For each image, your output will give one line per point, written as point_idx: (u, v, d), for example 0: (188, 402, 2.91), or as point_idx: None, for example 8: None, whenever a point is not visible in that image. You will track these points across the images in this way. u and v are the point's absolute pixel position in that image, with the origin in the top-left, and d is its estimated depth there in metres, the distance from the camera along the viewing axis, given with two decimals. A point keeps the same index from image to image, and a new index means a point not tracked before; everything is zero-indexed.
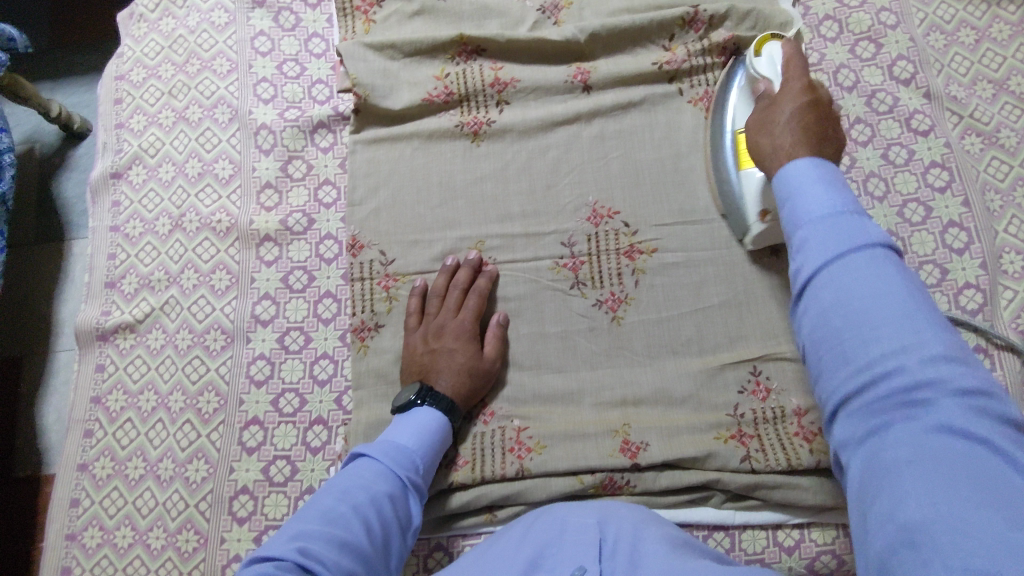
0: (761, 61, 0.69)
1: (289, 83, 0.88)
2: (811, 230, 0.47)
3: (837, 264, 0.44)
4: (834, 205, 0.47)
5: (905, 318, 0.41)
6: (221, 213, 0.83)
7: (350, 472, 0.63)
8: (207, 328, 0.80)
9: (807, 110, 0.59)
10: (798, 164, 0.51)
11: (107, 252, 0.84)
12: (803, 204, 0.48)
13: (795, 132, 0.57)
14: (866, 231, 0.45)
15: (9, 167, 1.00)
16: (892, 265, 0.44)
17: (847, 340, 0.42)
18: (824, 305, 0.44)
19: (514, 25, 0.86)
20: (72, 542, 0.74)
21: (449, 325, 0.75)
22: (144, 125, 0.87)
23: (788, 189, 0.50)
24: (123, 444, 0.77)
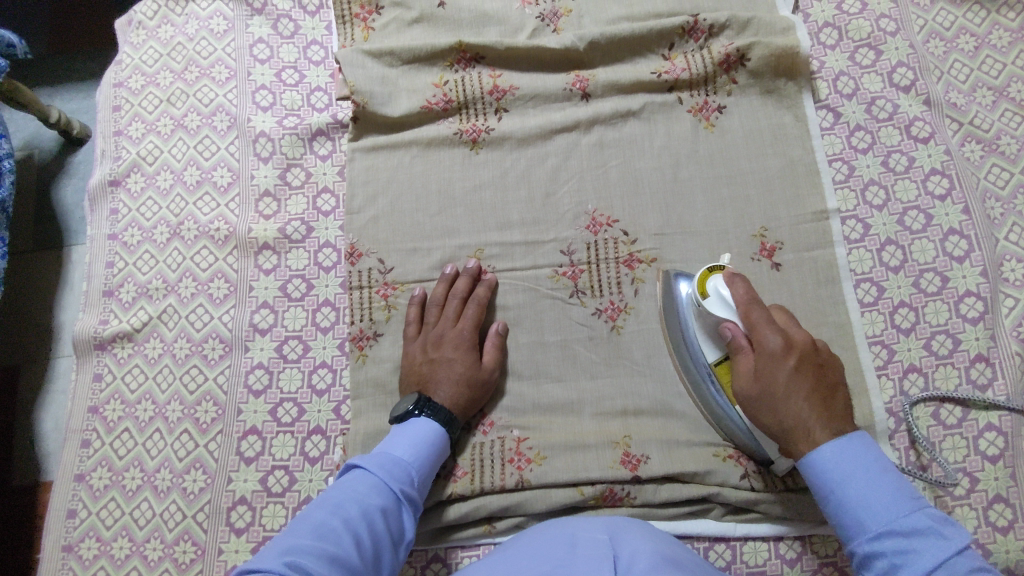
0: (711, 300, 0.68)
1: (288, 90, 0.88)
2: (865, 513, 0.55)
3: (902, 547, 0.52)
4: (891, 504, 0.54)
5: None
6: (220, 221, 0.83)
7: (345, 486, 0.62)
8: (206, 337, 0.79)
9: (806, 371, 0.64)
10: (824, 450, 0.59)
11: (105, 260, 0.83)
12: (842, 490, 0.57)
13: (813, 408, 0.62)
14: (926, 523, 0.52)
15: (8, 173, 1.00)
16: (943, 534, 0.52)
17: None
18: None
19: (513, 32, 0.86)
20: (69, 553, 0.73)
21: (448, 334, 0.74)
22: (143, 133, 0.87)
23: (833, 482, 0.58)
24: (120, 454, 0.77)
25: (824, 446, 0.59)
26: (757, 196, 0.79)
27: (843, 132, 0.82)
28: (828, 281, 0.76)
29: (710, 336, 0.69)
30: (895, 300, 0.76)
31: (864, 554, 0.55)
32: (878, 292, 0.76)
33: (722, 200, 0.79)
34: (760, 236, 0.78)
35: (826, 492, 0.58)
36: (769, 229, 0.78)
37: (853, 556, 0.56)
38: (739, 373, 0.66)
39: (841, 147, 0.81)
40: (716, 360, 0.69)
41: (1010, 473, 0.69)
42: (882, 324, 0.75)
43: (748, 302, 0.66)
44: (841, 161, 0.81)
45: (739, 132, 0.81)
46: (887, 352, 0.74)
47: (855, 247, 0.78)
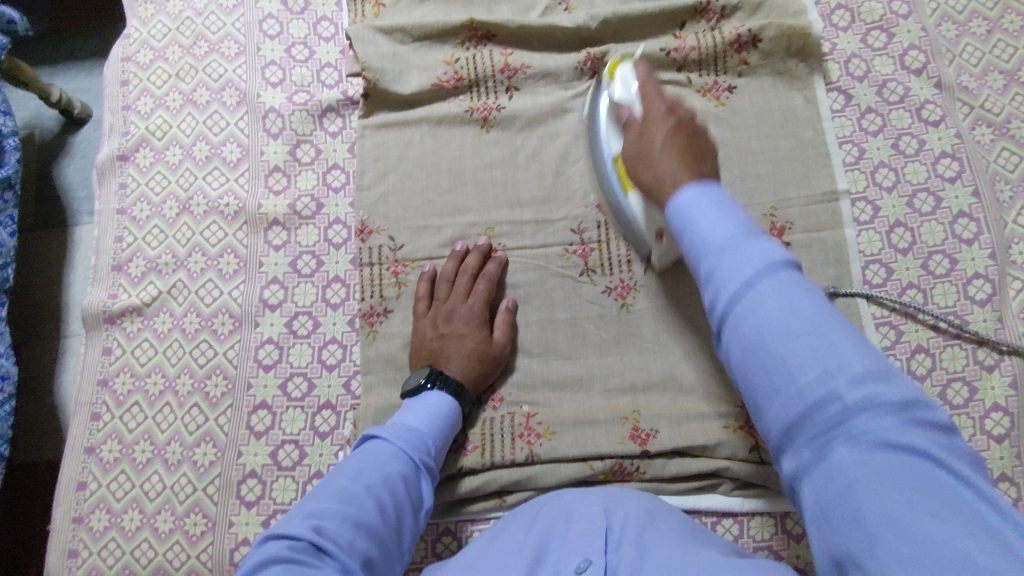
0: (616, 84, 0.71)
1: (297, 66, 0.87)
2: (713, 242, 0.48)
3: (738, 262, 0.46)
4: (734, 231, 0.48)
5: (841, 341, 0.41)
6: (229, 197, 0.83)
7: (363, 453, 0.62)
8: (215, 312, 0.79)
9: (678, 133, 0.63)
10: (685, 194, 0.53)
11: (114, 235, 0.83)
12: (700, 230, 0.50)
13: (679, 156, 0.60)
14: (760, 245, 0.46)
15: (14, 151, 0.99)
16: (795, 284, 0.44)
17: (785, 354, 0.42)
18: (755, 331, 0.44)
19: (525, 10, 0.85)
20: (79, 525, 0.74)
21: (459, 310, 0.74)
22: (151, 108, 0.87)
23: (685, 220, 0.51)
24: (130, 427, 0.77)
25: (679, 190, 0.54)
26: (768, 176, 0.79)
27: (854, 114, 0.82)
28: (837, 261, 0.76)
29: (612, 118, 0.74)
30: (903, 281, 0.76)
31: (703, 275, 0.49)
32: (887, 273, 0.77)
33: (733, 180, 0.79)
34: (770, 216, 0.78)
35: (681, 229, 0.52)
36: (779, 209, 0.78)
37: (698, 278, 0.49)
38: (626, 146, 0.68)
39: (852, 129, 0.81)
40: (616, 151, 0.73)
41: (1015, 452, 0.70)
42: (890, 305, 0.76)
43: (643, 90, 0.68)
44: (852, 144, 0.81)
45: (749, 113, 0.81)
46: (895, 332, 0.75)
47: (864, 228, 0.78)
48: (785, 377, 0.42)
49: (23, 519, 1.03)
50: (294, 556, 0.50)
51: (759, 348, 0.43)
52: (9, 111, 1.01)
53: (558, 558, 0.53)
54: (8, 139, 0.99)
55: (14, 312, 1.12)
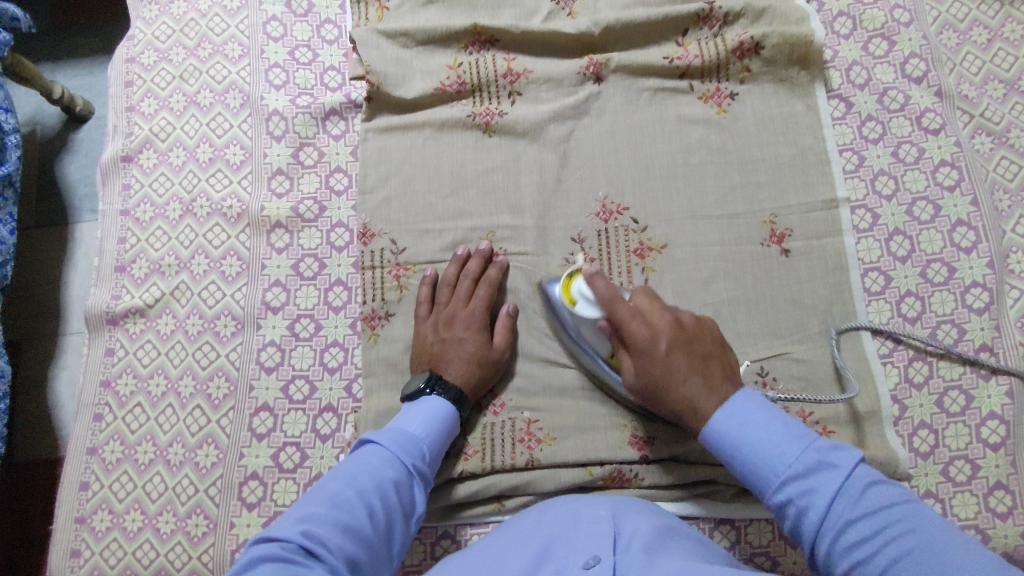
0: (580, 304, 0.70)
1: (301, 69, 0.87)
2: (775, 462, 0.55)
3: (810, 491, 0.53)
4: (799, 451, 0.55)
5: (947, 544, 0.47)
6: (232, 199, 0.83)
7: (358, 457, 0.62)
8: (218, 314, 0.80)
9: (689, 352, 0.64)
10: (717, 419, 0.60)
11: (117, 236, 0.84)
12: (743, 438, 0.58)
13: (694, 368, 0.63)
14: (811, 447, 0.55)
15: (14, 149, 0.99)
16: (846, 461, 0.53)
17: (902, 566, 0.47)
18: (852, 548, 0.50)
19: (528, 15, 0.86)
20: (82, 525, 0.75)
21: (460, 315, 0.75)
22: (155, 109, 0.87)
23: (730, 440, 0.59)
24: (133, 428, 0.77)
25: (714, 411, 0.61)
26: (768, 184, 0.80)
27: (854, 122, 0.82)
28: (836, 269, 0.77)
29: (590, 337, 0.71)
30: (901, 289, 0.77)
31: (779, 503, 0.55)
32: (885, 281, 0.77)
33: (733, 187, 0.80)
34: (769, 223, 0.78)
35: (729, 451, 0.59)
36: (779, 216, 0.79)
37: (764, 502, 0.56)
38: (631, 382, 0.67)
39: (852, 137, 0.82)
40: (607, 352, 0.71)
41: (1010, 460, 0.71)
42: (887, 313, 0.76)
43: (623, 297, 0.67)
44: (852, 152, 0.81)
45: (751, 120, 0.82)
46: (892, 340, 0.75)
47: (863, 236, 0.79)
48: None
49: (24, 516, 1.04)
50: (281, 558, 0.50)
51: (887, 568, 0.47)
52: (10, 107, 0.99)
53: (566, 555, 0.53)
54: (10, 136, 0.98)
55: (10, 309, 1.12)
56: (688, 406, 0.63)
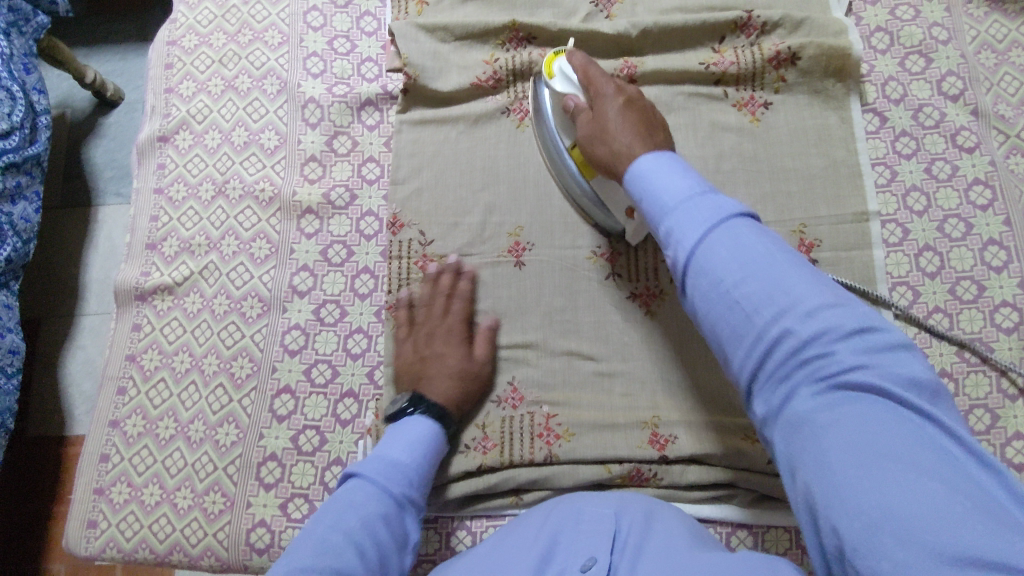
0: (557, 79, 0.75)
1: (338, 58, 0.89)
2: (671, 194, 0.54)
3: (696, 215, 0.51)
4: (693, 186, 0.54)
5: (799, 280, 0.46)
6: (265, 183, 0.84)
7: (343, 496, 0.61)
8: (245, 295, 0.80)
9: (631, 107, 0.68)
10: (641, 165, 0.58)
11: (150, 214, 0.85)
12: (656, 190, 0.55)
13: (635, 119, 0.67)
14: (723, 203, 0.52)
15: (43, 130, 0.97)
16: (758, 234, 0.50)
17: (749, 288, 0.47)
18: (726, 290, 0.48)
19: (567, 15, 0.86)
20: (100, 496, 0.75)
21: (439, 331, 0.75)
22: (193, 91, 0.88)
23: (645, 180, 0.57)
24: (155, 403, 0.78)
25: (640, 156, 0.59)
26: (799, 193, 0.80)
27: (888, 137, 0.82)
28: (863, 281, 0.77)
29: (557, 116, 0.77)
30: (930, 305, 0.76)
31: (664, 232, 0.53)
32: (913, 295, 0.77)
33: (764, 195, 0.80)
34: (799, 232, 0.78)
35: (637, 190, 0.58)
36: (808, 226, 0.78)
37: (660, 238, 0.54)
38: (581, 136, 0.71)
39: (885, 151, 0.82)
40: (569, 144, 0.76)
41: None
42: (915, 328, 0.76)
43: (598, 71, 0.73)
44: (884, 166, 0.81)
45: (784, 129, 0.82)
46: None
47: (893, 250, 0.78)
48: (748, 311, 0.47)
49: (33, 490, 1.06)
50: None
51: (736, 297, 0.47)
52: (43, 89, 1.00)
53: (567, 555, 0.53)
54: (40, 117, 0.98)
55: (31, 287, 1.14)
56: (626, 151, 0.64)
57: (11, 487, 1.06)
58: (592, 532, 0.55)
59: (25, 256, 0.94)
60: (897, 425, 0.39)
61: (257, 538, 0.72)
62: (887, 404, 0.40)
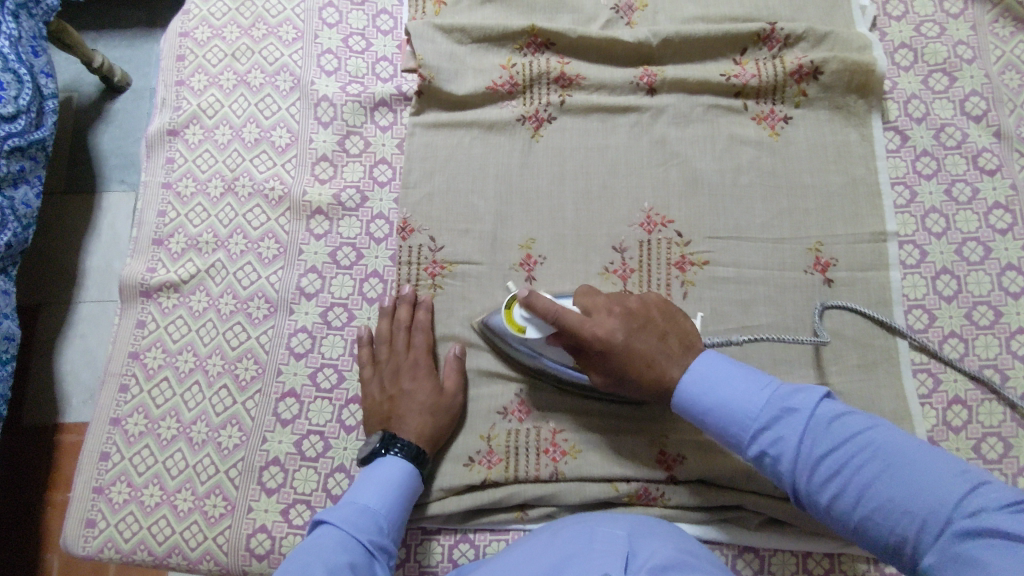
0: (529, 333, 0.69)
1: (353, 57, 0.87)
2: (745, 410, 0.58)
3: (780, 440, 0.55)
4: (772, 393, 0.58)
5: (915, 463, 0.50)
6: (275, 181, 0.83)
7: (307, 546, 0.59)
8: (252, 295, 0.79)
9: (638, 328, 0.66)
10: (687, 377, 0.62)
11: (158, 209, 0.84)
12: (723, 400, 0.59)
13: (659, 342, 0.65)
14: (800, 396, 0.56)
15: (51, 114, 0.96)
16: (834, 412, 0.55)
17: (866, 486, 0.51)
18: (834, 479, 0.52)
19: (586, 21, 0.85)
20: (99, 495, 0.75)
21: (403, 367, 0.73)
22: (205, 85, 0.87)
23: (709, 397, 0.60)
24: (158, 403, 0.77)
25: (679, 376, 0.63)
26: (816, 211, 0.78)
27: (908, 156, 0.81)
28: (878, 303, 0.76)
29: (550, 351, 0.69)
30: (945, 329, 0.75)
31: (754, 454, 0.57)
32: (929, 319, 0.76)
33: (781, 211, 0.78)
34: (815, 251, 0.77)
35: (698, 400, 0.61)
36: (825, 244, 0.77)
37: (750, 457, 0.58)
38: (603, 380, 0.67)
39: (905, 170, 0.81)
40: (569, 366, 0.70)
41: None
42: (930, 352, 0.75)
43: (588, 308, 0.68)
44: (904, 186, 0.80)
45: (804, 145, 0.80)
46: (932, 381, 0.74)
47: (909, 271, 0.77)
48: (856, 499, 0.51)
49: (26, 481, 1.05)
50: None
51: (856, 505, 0.51)
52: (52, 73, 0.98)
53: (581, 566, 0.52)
54: (47, 101, 0.96)
55: (30, 274, 1.13)
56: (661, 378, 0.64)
57: (3, 477, 1.05)
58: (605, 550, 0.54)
59: (24, 242, 0.93)
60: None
61: (257, 544, 0.71)
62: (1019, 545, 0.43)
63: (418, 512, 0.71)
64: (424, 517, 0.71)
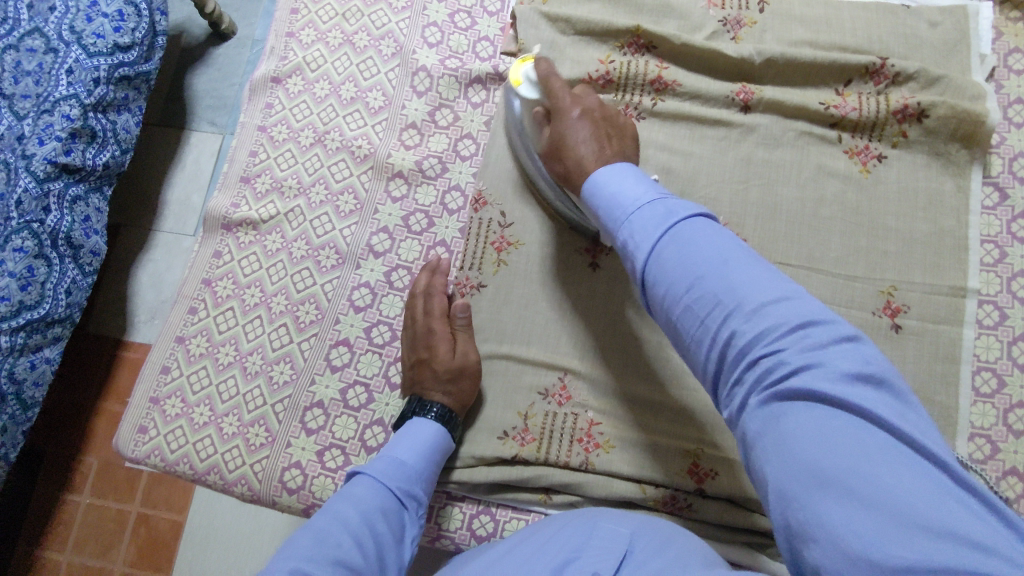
0: (522, 86, 0.73)
1: (456, 33, 0.89)
2: (625, 203, 0.56)
3: (644, 227, 0.53)
4: (646, 196, 0.56)
5: (747, 283, 0.47)
6: (363, 140, 0.86)
7: (340, 495, 0.61)
8: (323, 244, 0.82)
9: (602, 122, 0.69)
10: (599, 172, 0.61)
11: (250, 149, 0.88)
12: (620, 190, 0.57)
13: (589, 133, 0.66)
14: (681, 202, 0.54)
15: (160, 50, 1.00)
16: (709, 235, 0.51)
17: (698, 297, 0.48)
18: (679, 286, 0.49)
19: (692, 30, 0.85)
20: (155, 405, 0.79)
21: (421, 334, 0.74)
22: (313, 40, 0.91)
23: (604, 195, 0.59)
24: (221, 329, 0.81)
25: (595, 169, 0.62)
26: (895, 253, 0.76)
27: (1005, 215, 0.78)
28: (946, 358, 0.73)
29: (528, 130, 0.76)
30: (1013, 398, 0.72)
31: (621, 239, 0.55)
32: (997, 384, 0.73)
33: (859, 248, 0.77)
34: (887, 294, 0.75)
35: (601, 200, 0.59)
36: (898, 289, 0.75)
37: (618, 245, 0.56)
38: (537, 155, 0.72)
39: (998, 230, 0.78)
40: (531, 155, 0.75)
41: None
42: (992, 419, 0.72)
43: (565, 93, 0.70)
44: (994, 245, 0.77)
45: (895, 186, 0.78)
46: (990, 448, 0.71)
47: (984, 332, 0.74)
48: (703, 318, 0.48)
49: (84, 385, 1.12)
50: None
51: (681, 298, 0.49)
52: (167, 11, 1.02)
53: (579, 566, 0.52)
54: (157, 37, 1.00)
55: (122, 195, 1.20)
56: (573, 162, 0.65)
57: (64, 376, 1.12)
58: (605, 550, 0.54)
59: (122, 166, 0.98)
60: (860, 428, 0.38)
61: (290, 478, 0.74)
62: (854, 416, 0.39)
63: (444, 476, 0.73)
64: (451, 481, 0.73)
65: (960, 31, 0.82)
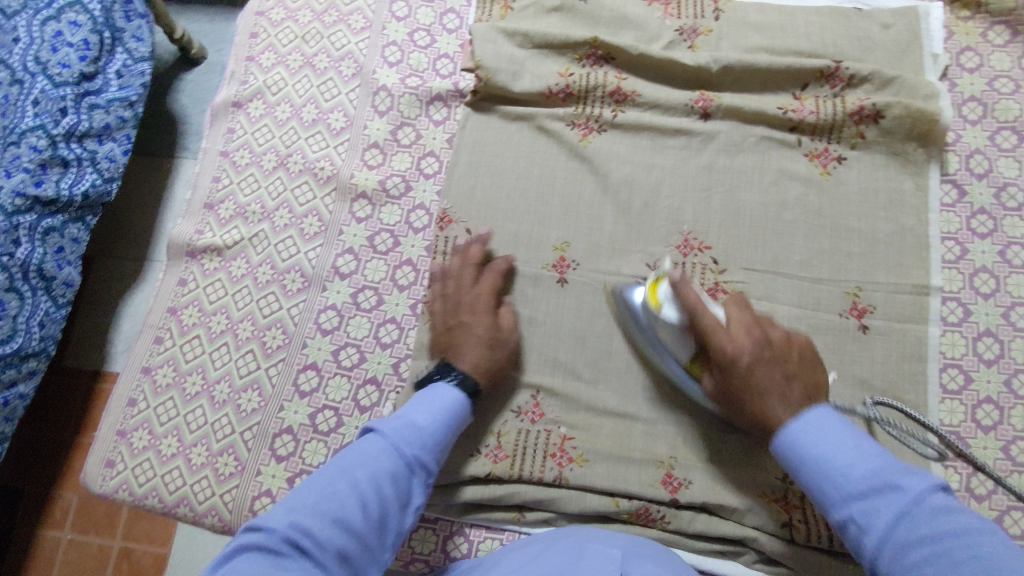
0: (663, 307, 0.68)
1: (416, 51, 0.89)
2: (845, 473, 0.53)
3: (872, 513, 0.50)
4: (864, 463, 0.53)
5: (973, 542, 0.45)
6: (325, 162, 0.85)
7: (354, 448, 0.59)
8: (289, 268, 0.82)
9: (774, 354, 0.63)
10: (791, 423, 0.58)
11: (213, 175, 0.87)
12: (824, 453, 0.55)
13: (781, 386, 0.61)
14: (916, 472, 0.51)
15: (143, 77, 0.99)
16: (929, 494, 0.49)
17: (931, 567, 0.46)
18: (897, 552, 0.48)
19: (649, 40, 0.85)
20: (122, 438, 0.78)
21: (466, 300, 0.73)
22: (273, 63, 0.90)
23: (798, 448, 0.56)
24: (187, 357, 0.80)
25: (789, 415, 0.59)
26: (858, 255, 0.77)
27: (964, 212, 0.78)
28: (913, 357, 0.73)
29: (669, 339, 0.69)
30: (981, 394, 0.73)
31: (843, 517, 0.52)
32: (964, 381, 0.73)
33: (822, 251, 0.77)
34: (852, 295, 0.75)
35: (794, 452, 0.57)
36: (863, 290, 0.75)
37: (835, 520, 0.53)
38: (708, 379, 0.67)
39: (958, 227, 0.78)
40: (687, 359, 0.68)
41: None
42: (961, 416, 0.72)
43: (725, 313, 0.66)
44: (955, 242, 0.78)
45: (855, 187, 0.79)
46: (959, 445, 0.71)
47: (949, 329, 0.75)
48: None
49: (59, 420, 1.10)
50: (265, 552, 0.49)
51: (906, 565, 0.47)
52: (149, 37, 1.00)
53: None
54: (141, 64, 0.98)
55: None
56: (764, 417, 0.61)
57: (39, 411, 1.11)
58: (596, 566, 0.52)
59: (107, 195, 0.96)
60: None
61: (261, 507, 0.73)
62: None
63: None
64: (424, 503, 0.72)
65: (912, 32, 0.83)
